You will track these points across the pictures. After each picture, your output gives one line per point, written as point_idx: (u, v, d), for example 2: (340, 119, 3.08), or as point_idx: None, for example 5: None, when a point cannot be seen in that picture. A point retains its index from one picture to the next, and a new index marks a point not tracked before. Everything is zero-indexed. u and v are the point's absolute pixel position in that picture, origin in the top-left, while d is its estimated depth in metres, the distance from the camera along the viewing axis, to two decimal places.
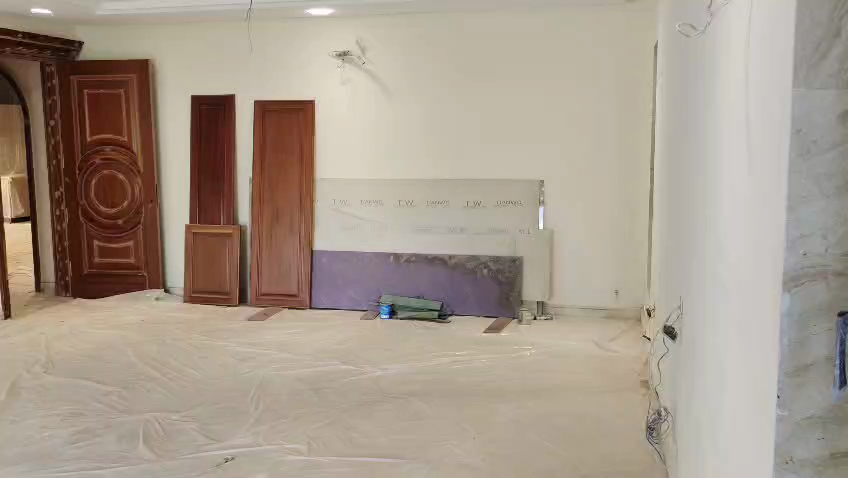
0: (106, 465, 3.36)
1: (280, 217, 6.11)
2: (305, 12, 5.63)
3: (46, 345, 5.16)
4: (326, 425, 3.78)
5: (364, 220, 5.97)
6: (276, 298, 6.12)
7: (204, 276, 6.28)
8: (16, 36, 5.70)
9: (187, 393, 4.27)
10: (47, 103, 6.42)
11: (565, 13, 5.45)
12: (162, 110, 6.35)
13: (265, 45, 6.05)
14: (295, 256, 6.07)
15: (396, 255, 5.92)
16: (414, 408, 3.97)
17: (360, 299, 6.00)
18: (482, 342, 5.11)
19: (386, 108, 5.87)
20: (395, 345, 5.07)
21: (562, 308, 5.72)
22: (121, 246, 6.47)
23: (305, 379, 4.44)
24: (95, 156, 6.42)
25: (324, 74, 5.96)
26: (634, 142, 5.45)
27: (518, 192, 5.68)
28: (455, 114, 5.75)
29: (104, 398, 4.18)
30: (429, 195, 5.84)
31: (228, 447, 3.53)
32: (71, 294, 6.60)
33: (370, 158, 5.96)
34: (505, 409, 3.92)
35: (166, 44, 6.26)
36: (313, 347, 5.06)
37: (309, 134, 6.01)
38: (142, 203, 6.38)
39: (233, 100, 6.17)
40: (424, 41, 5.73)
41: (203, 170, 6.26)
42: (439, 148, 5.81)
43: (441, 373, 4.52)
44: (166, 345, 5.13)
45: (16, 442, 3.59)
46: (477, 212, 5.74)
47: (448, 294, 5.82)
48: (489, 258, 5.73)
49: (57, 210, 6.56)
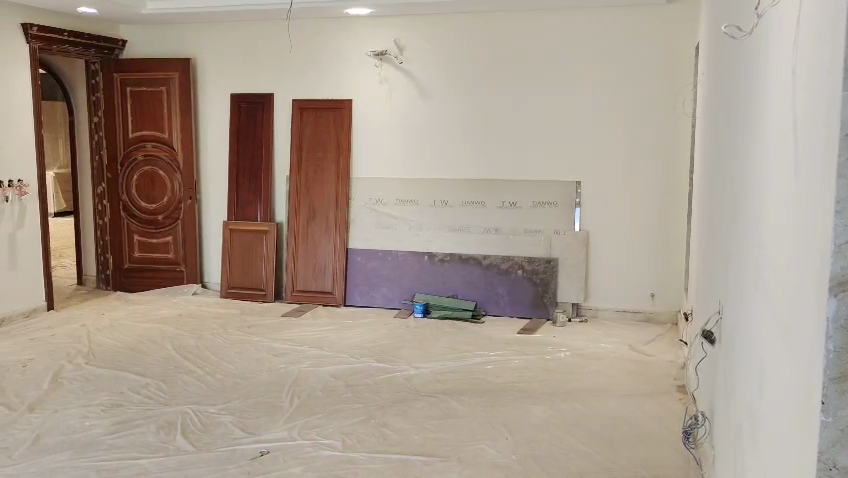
0: (145, 456, 3.42)
1: (316, 215, 6.16)
2: (345, 11, 5.66)
3: (87, 336, 5.28)
4: (360, 421, 3.81)
5: (399, 219, 5.99)
6: (310, 295, 6.17)
7: (241, 272, 6.36)
8: (63, 34, 5.83)
9: (223, 387, 4.33)
10: (92, 100, 6.56)
11: (604, 13, 5.41)
12: (202, 108, 6.44)
13: (304, 44, 6.11)
14: (331, 253, 6.12)
15: (431, 255, 5.93)
16: (447, 407, 3.98)
17: (393, 297, 6.02)
18: (516, 343, 5.10)
19: (423, 107, 5.88)
20: (429, 344, 5.08)
21: (597, 311, 5.68)
22: (160, 241, 6.59)
23: (339, 376, 4.47)
24: (137, 152, 6.53)
25: (362, 74, 5.99)
26: (672, 143, 5.39)
27: (554, 193, 5.64)
28: (492, 114, 5.74)
29: (143, 390, 4.26)
30: (465, 195, 5.84)
31: (263, 441, 3.57)
32: (111, 288, 6.74)
33: (406, 157, 5.98)
34: (538, 411, 3.91)
35: (207, 43, 6.35)
36: (346, 344, 5.10)
37: (345, 133, 6.05)
38: (182, 199, 6.48)
39: (271, 98, 6.23)
40: (462, 41, 5.72)
41: (241, 168, 6.35)
42: (475, 147, 5.81)
43: (474, 373, 4.52)
44: (203, 339, 5.20)
45: (58, 431, 3.68)
46: (512, 212, 5.72)
47: (481, 294, 5.82)
48: (523, 259, 5.71)
49: (99, 205, 6.70)
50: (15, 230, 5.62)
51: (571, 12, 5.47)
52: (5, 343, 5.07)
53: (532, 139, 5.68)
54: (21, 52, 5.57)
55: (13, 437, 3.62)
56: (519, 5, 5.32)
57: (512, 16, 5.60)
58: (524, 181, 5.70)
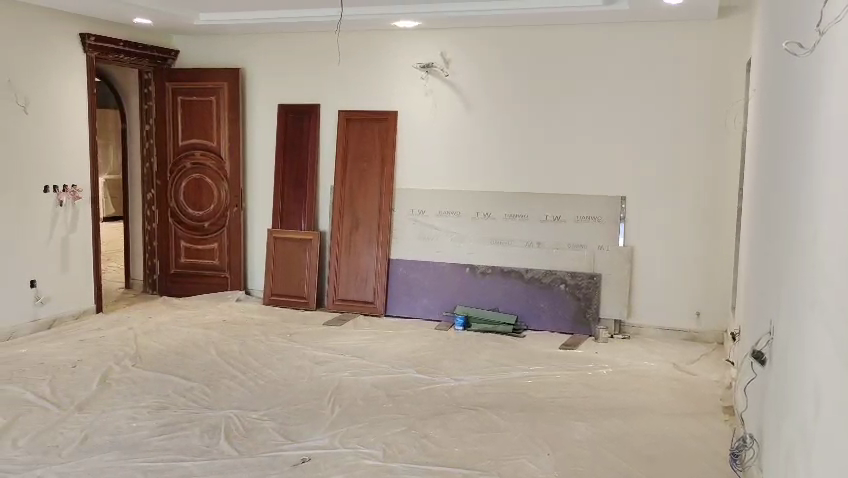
0: (190, 458, 3.48)
1: (359, 224, 6.21)
2: (393, 24, 5.72)
3: (134, 339, 5.39)
4: (400, 432, 3.81)
5: (441, 231, 6.01)
6: (351, 305, 6.21)
7: (284, 280, 6.44)
8: (118, 44, 5.99)
9: (266, 393, 4.39)
10: (144, 108, 6.73)
11: (652, 28, 5.37)
12: (250, 117, 6.56)
13: (352, 56, 6.18)
14: (373, 263, 6.16)
15: (473, 267, 5.93)
16: (487, 420, 3.97)
17: (434, 309, 6.02)
18: (557, 357, 5.07)
19: (468, 120, 5.90)
20: (469, 356, 5.07)
21: (641, 328, 5.61)
22: (206, 247, 6.70)
23: (380, 386, 4.49)
24: (185, 160, 6.66)
25: (408, 86, 6.04)
26: (721, 160, 5.32)
27: (599, 208, 5.60)
28: (537, 128, 5.73)
29: (188, 393, 4.33)
30: (508, 208, 5.83)
31: (304, 448, 3.60)
32: (157, 292, 6.88)
33: (450, 169, 6.00)
34: (581, 427, 3.88)
35: (257, 54, 6.47)
36: (387, 354, 5.12)
37: (390, 144, 6.10)
38: (228, 207, 6.59)
39: (318, 109, 6.32)
40: (508, 54, 5.74)
41: (287, 176, 6.44)
42: (518, 161, 5.81)
43: (515, 387, 4.49)
44: (246, 345, 5.27)
45: (106, 431, 3.77)
46: (555, 226, 5.70)
47: (522, 308, 5.79)
48: (566, 274, 5.67)
49: (148, 211, 6.85)
50: (68, 233, 5.78)
51: (619, 26, 5.45)
52: (55, 344, 5.21)
53: (577, 153, 5.65)
54: (79, 61, 5.75)
55: (63, 436, 3.70)
56: (568, 19, 5.32)
57: (560, 30, 5.59)
58: (568, 195, 5.68)
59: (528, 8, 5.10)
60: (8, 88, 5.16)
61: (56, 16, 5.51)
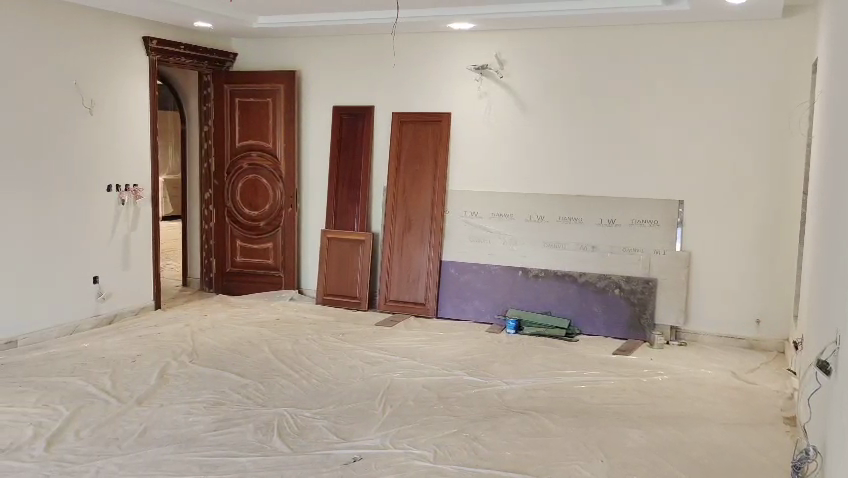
0: (244, 454, 3.53)
1: (412, 226, 6.22)
2: (448, 26, 5.72)
3: (191, 335, 5.51)
4: (452, 434, 3.81)
5: (494, 233, 5.99)
6: (403, 305, 6.23)
7: (337, 280, 6.50)
8: (179, 47, 6.14)
9: (319, 391, 4.43)
10: (203, 110, 6.86)
11: (714, 28, 5.26)
12: (306, 119, 6.65)
13: (406, 58, 6.21)
14: (424, 265, 6.17)
15: (525, 270, 5.89)
16: (540, 424, 3.93)
17: (486, 311, 6.00)
18: (611, 363, 4.99)
19: (522, 122, 5.87)
20: (521, 360, 5.03)
21: (698, 335, 5.49)
22: (261, 247, 6.81)
23: (431, 388, 4.50)
24: (242, 161, 6.78)
25: (463, 87, 6.04)
26: (784, 164, 5.17)
27: (656, 211, 5.51)
28: (592, 130, 5.66)
29: (242, 390, 4.41)
30: (562, 211, 5.77)
31: (356, 447, 3.63)
32: (213, 290, 7.02)
33: (503, 171, 5.98)
34: (635, 434, 3.81)
35: (314, 56, 6.55)
36: (438, 356, 5.12)
37: (443, 146, 6.11)
38: (283, 207, 6.68)
39: (372, 111, 6.37)
40: (564, 56, 5.68)
41: (341, 177, 6.50)
42: (573, 164, 5.75)
43: (567, 392, 4.45)
44: (299, 344, 5.34)
45: (164, 425, 3.85)
46: (610, 230, 5.62)
47: (575, 312, 5.73)
48: (621, 278, 5.59)
49: (205, 211, 7.00)
50: (129, 231, 5.95)
51: (679, 26, 5.35)
52: (116, 339, 5.35)
53: (633, 156, 5.57)
54: (141, 63, 5.90)
55: (123, 429, 3.80)
56: (626, 19, 5.24)
57: (617, 31, 5.52)
58: (623, 198, 5.60)
59: (585, 9, 5.05)
60: (76, 90, 5.33)
61: (121, 21, 5.67)
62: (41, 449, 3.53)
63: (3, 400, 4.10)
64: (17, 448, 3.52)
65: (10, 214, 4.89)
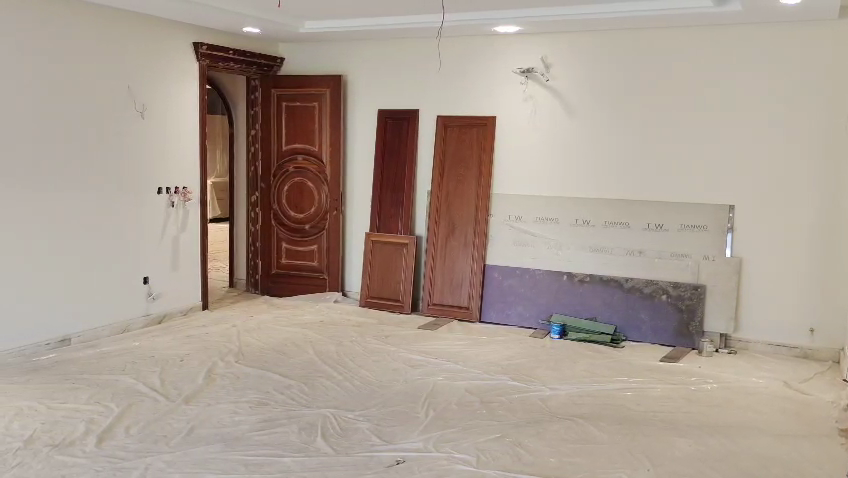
0: (288, 454, 3.56)
1: (456, 230, 6.21)
2: (493, 29, 5.71)
3: (237, 336, 5.59)
4: (495, 438, 3.79)
5: (538, 237, 5.94)
6: (446, 309, 6.22)
7: (380, 283, 6.52)
8: (228, 52, 6.25)
9: (362, 393, 4.45)
10: (250, 114, 6.96)
11: (767, 29, 5.14)
12: (352, 123, 6.71)
13: (452, 61, 6.21)
14: (468, 268, 6.15)
15: (570, 275, 5.83)
16: (584, 431, 3.88)
17: (530, 316, 5.95)
18: (657, 370, 4.91)
19: (568, 125, 5.82)
20: (565, 365, 4.98)
21: (748, 343, 5.36)
22: (306, 249, 6.88)
23: (475, 392, 4.48)
24: (288, 164, 6.85)
25: (508, 91, 6.02)
26: (839, 168, 5.03)
27: (705, 216, 5.40)
28: (639, 133, 5.59)
29: (287, 391, 4.46)
30: (608, 216, 5.70)
31: (399, 450, 3.63)
32: (259, 291, 7.11)
33: (548, 175, 5.93)
34: (682, 443, 3.74)
35: (359, 60, 6.60)
36: (482, 360, 5.10)
37: (488, 149, 6.09)
38: (328, 210, 6.74)
39: (416, 115, 6.39)
40: (611, 58, 5.62)
41: (385, 181, 6.53)
42: (620, 168, 5.68)
43: (613, 399, 4.38)
44: (343, 346, 5.37)
45: (210, 424, 3.92)
46: (658, 235, 5.53)
47: (621, 318, 5.64)
48: (668, 284, 5.49)
49: (252, 213, 7.09)
50: (178, 233, 6.06)
51: (730, 28, 5.24)
52: (164, 338, 5.46)
53: (682, 160, 5.47)
54: (191, 68, 6.02)
55: (171, 426, 3.88)
56: (675, 21, 5.16)
57: (666, 32, 5.43)
58: (671, 203, 5.50)
59: (632, 10, 4.98)
60: (128, 93, 5.46)
61: (173, 26, 5.80)
62: (92, 444, 3.61)
63: (57, 396, 4.22)
64: (69, 443, 3.62)
65: (46, 214, 4.91)
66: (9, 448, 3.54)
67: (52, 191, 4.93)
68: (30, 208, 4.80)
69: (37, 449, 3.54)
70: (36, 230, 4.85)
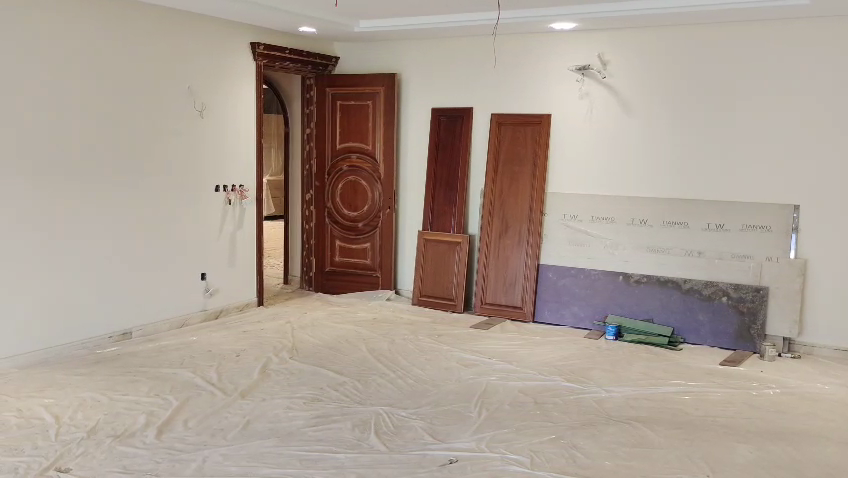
0: (341, 450, 3.59)
1: (509, 229, 6.16)
2: (548, 26, 5.65)
3: (291, 332, 5.65)
4: (549, 440, 3.74)
5: (594, 237, 5.85)
6: (499, 309, 6.18)
7: (434, 282, 6.52)
8: (285, 52, 6.33)
9: (414, 391, 4.45)
10: (305, 113, 7.02)
11: (835, 24, 4.95)
12: (405, 121, 6.72)
13: (507, 59, 6.16)
14: (522, 267, 6.10)
15: (626, 275, 5.73)
16: (641, 435, 3.81)
17: (584, 317, 5.87)
18: (717, 374, 4.79)
19: (625, 123, 5.72)
20: (622, 367, 4.90)
21: (813, 348, 5.19)
22: (359, 247, 6.92)
23: (529, 392, 4.44)
24: (343, 163, 6.89)
25: (564, 89, 5.94)
26: None
27: (768, 217, 5.24)
28: (699, 131, 5.46)
29: (340, 387, 4.49)
30: (666, 216, 5.58)
31: (452, 449, 3.62)
32: (313, 288, 7.17)
33: (604, 174, 5.84)
34: (743, 449, 3.63)
35: (414, 59, 6.60)
36: (535, 360, 5.05)
37: (542, 147, 6.03)
38: (381, 208, 6.77)
39: (470, 113, 6.36)
40: (670, 55, 5.50)
41: (439, 179, 6.53)
42: (678, 166, 5.55)
43: (671, 402, 4.29)
44: (396, 344, 5.39)
45: (266, 419, 3.97)
46: (718, 235, 5.39)
47: (679, 320, 5.52)
48: (729, 286, 5.35)
49: (306, 211, 7.15)
50: (235, 231, 6.17)
51: (795, 22, 5.07)
52: (221, 334, 5.56)
53: (744, 158, 5.32)
54: (249, 68, 6.11)
55: (227, 420, 3.94)
56: (726, 16, 5.05)
57: (727, 27, 5.29)
58: (732, 202, 5.36)
59: (690, 6, 4.86)
60: (189, 94, 5.59)
61: (232, 27, 5.90)
62: (152, 436, 3.69)
63: (118, 388, 4.33)
64: (130, 435, 3.70)
65: (99, 211, 4.98)
66: (73, 438, 3.65)
67: (111, 189, 5.04)
68: (82, 204, 4.86)
69: (99, 440, 3.63)
70: (86, 227, 4.90)
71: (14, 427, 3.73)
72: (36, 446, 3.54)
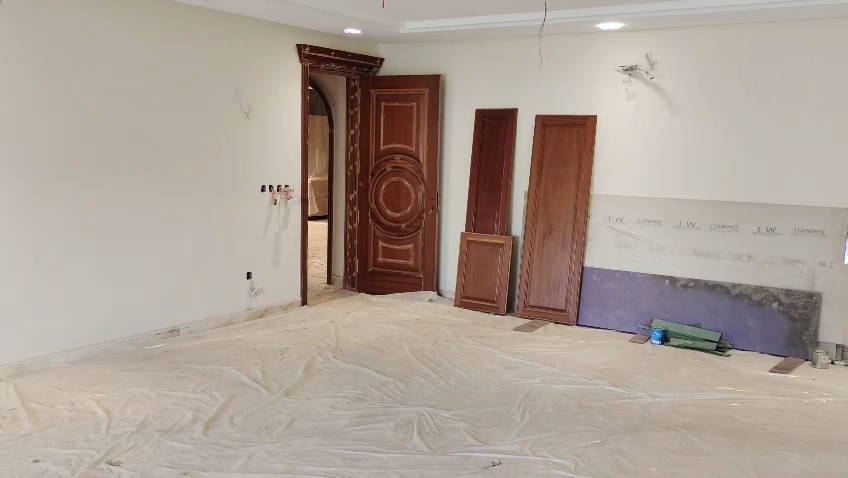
0: (384, 450, 3.60)
1: (553, 231, 6.12)
2: (595, 26, 5.60)
3: (335, 332, 5.70)
4: (593, 444, 3.70)
5: (640, 240, 5.78)
6: (542, 312, 6.14)
7: (476, 283, 6.50)
8: (330, 53, 6.38)
9: (457, 393, 4.45)
10: (350, 114, 7.07)
11: None
12: (449, 123, 6.73)
13: (552, 60, 6.12)
14: (565, 269, 6.05)
15: (673, 279, 5.64)
16: (688, 441, 3.74)
17: (630, 320, 5.80)
18: (766, 381, 4.68)
19: (673, 124, 5.64)
20: (667, 372, 4.83)
21: None
22: (402, 248, 6.94)
23: (572, 396, 4.40)
24: (386, 164, 6.91)
25: (611, 90, 5.88)
26: None
27: (821, 220, 5.10)
28: (749, 132, 5.35)
29: (384, 387, 4.51)
30: (714, 219, 5.48)
31: (495, 451, 3.60)
32: (356, 289, 7.22)
33: (651, 176, 5.76)
34: (795, 459, 3.54)
35: (459, 60, 6.60)
36: (579, 364, 5.00)
37: (587, 148, 5.97)
38: (424, 209, 6.78)
39: (515, 114, 6.34)
40: (721, 55, 5.40)
41: (482, 181, 6.51)
42: (726, 169, 5.45)
43: (719, 409, 4.20)
44: (438, 345, 5.39)
45: (310, 417, 4.00)
46: (769, 239, 5.28)
47: (727, 326, 5.42)
48: (780, 290, 5.23)
49: (350, 212, 7.20)
50: (280, 230, 6.25)
51: None
52: (266, 332, 5.62)
53: (796, 161, 5.19)
54: (295, 71, 6.19)
55: (272, 418, 3.99)
56: (768, 16, 4.97)
57: (779, 26, 5.17)
58: (782, 205, 5.24)
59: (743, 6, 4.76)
60: (236, 96, 5.68)
61: (278, 29, 5.97)
62: (199, 432, 3.75)
63: (166, 384, 4.42)
64: (178, 430, 3.77)
65: (148, 213, 5.09)
66: (123, 432, 3.73)
67: (159, 190, 5.14)
68: (131, 206, 4.97)
69: (148, 434, 3.70)
70: (136, 229, 5.01)
71: (67, 421, 3.83)
72: (88, 439, 3.63)
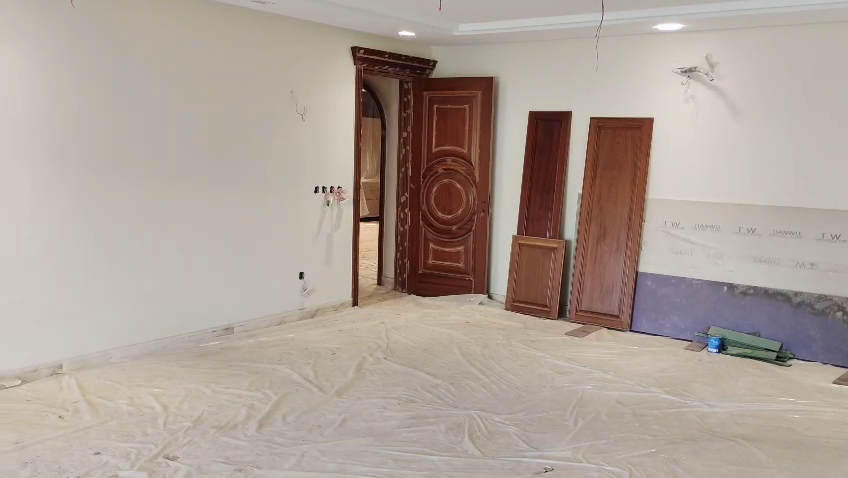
0: (435, 452, 3.60)
1: (607, 235, 6.03)
2: (654, 28, 5.50)
3: (385, 332, 5.72)
4: (648, 453, 3.63)
5: (696, 245, 5.66)
6: (595, 317, 6.06)
7: (528, 287, 6.46)
8: (384, 56, 6.41)
9: (509, 397, 4.42)
10: (403, 116, 7.09)
11: None
12: (501, 125, 6.70)
13: (608, 61, 6.04)
14: (619, 274, 5.96)
15: (731, 286, 5.51)
16: (747, 452, 3.65)
17: (685, 327, 5.69)
18: (829, 393, 4.53)
19: (732, 127, 5.51)
20: (724, 381, 4.71)
21: None
22: (453, 250, 6.93)
23: (626, 403, 4.32)
24: (438, 166, 6.91)
25: (668, 92, 5.78)
26: None
27: None
28: (812, 136, 5.19)
29: (435, 389, 4.50)
30: (775, 225, 5.34)
31: (547, 457, 3.56)
32: (406, 290, 7.23)
33: (709, 180, 5.64)
34: None
35: (513, 62, 6.56)
36: (633, 370, 4.92)
37: (643, 152, 5.88)
38: (475, 211, 6.76)
39: (569, 116, 6.28)
40: (784, 57, 5.24)
41: (534, 184, 6.46)
42: (787, 173, 5.30)
43: (779, 420, 4.09)
44: (489, 348, 5.37)
45: (361, 417, 4.02)
46: (833, 246, 5.10)
47: (787, 335, 5.27)
48: (845, 300, 5.06)
49: (402, 214, 7.21)
50: (332, 231, 6.30)
51: None
52: (318, 332, 5.67)
53: None
54: (348, 73, 6.23)
55: (324, 417, 4.01)
56: (835, 16, 4.81)
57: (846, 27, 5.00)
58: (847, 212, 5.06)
59: (796, 7, 4.67)
60: (291, 98, 5.75)
61: (332, 32, 6.02)
62: (253, 429, 3.80)
63: (221, 381, 4.49)
64: (233, 427, 3.83)
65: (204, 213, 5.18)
66: (179, 427, 3.79)
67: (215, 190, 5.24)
68: (188, 206, 5.06)
69: (204, 430, 3.77)
70: (192, 228, 5.11)
71: (126, 415, 3.92)
72: (146, 434, 3.70)
